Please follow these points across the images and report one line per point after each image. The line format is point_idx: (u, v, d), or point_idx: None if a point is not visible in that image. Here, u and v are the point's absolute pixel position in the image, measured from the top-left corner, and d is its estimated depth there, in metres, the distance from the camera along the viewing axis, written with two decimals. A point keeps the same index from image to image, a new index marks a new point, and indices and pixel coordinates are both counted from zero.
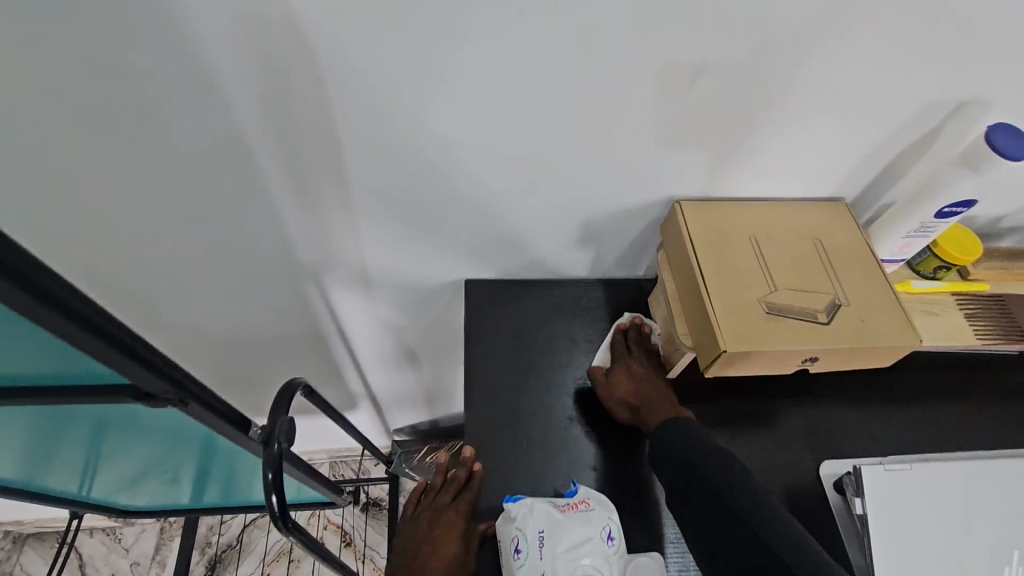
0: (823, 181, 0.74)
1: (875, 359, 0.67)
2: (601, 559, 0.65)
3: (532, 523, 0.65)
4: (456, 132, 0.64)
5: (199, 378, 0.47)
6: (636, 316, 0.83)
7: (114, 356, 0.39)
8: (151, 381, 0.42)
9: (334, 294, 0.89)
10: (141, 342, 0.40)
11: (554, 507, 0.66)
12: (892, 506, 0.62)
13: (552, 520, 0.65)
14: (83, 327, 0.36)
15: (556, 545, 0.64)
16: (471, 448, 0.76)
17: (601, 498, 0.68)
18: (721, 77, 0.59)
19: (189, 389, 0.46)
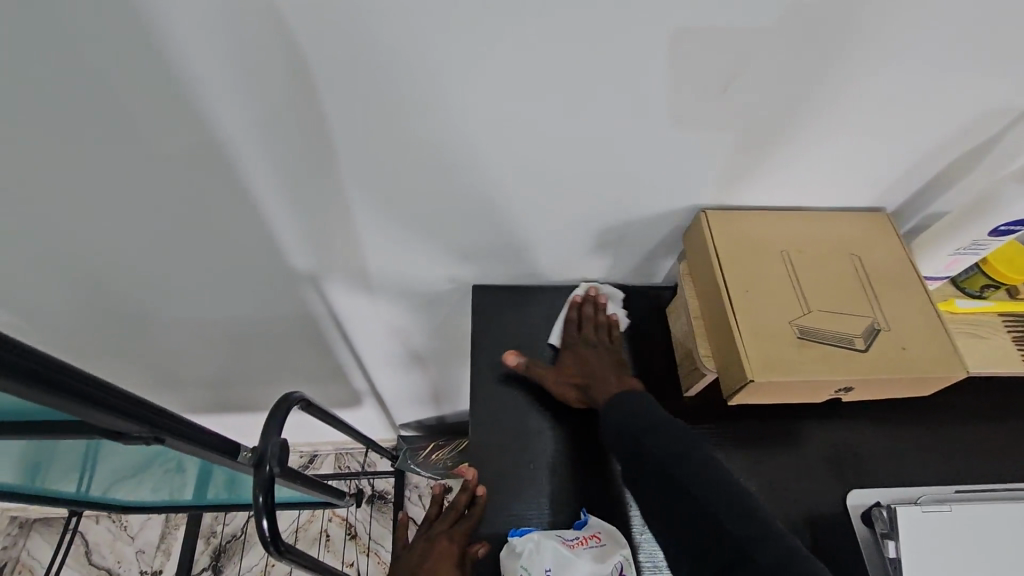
0: (864, 190, 0.68)
1: (916, 388, 0.61)
2: None
3: (539, 561, 0.61)
4: (463, 129, 0.58)
5: (172, 411, 0.43)
6: (591, 289, 0.83)
7: (65, 405, 0.34)
8: (113, 423, 0.38)
9: (335, 296, 0.85)
10: (96, 384, 0.36)
11: (563, 543, 0.62)
12: (929, 552, 0.58)
13: (560, 557, 0.61)
14: (31, 382, 0.32)
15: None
16: (472, 469, 0.72)
17: (611, 531, 0.65)
18: (756, 77, 0.53)
19: (159, 423, 0.42)
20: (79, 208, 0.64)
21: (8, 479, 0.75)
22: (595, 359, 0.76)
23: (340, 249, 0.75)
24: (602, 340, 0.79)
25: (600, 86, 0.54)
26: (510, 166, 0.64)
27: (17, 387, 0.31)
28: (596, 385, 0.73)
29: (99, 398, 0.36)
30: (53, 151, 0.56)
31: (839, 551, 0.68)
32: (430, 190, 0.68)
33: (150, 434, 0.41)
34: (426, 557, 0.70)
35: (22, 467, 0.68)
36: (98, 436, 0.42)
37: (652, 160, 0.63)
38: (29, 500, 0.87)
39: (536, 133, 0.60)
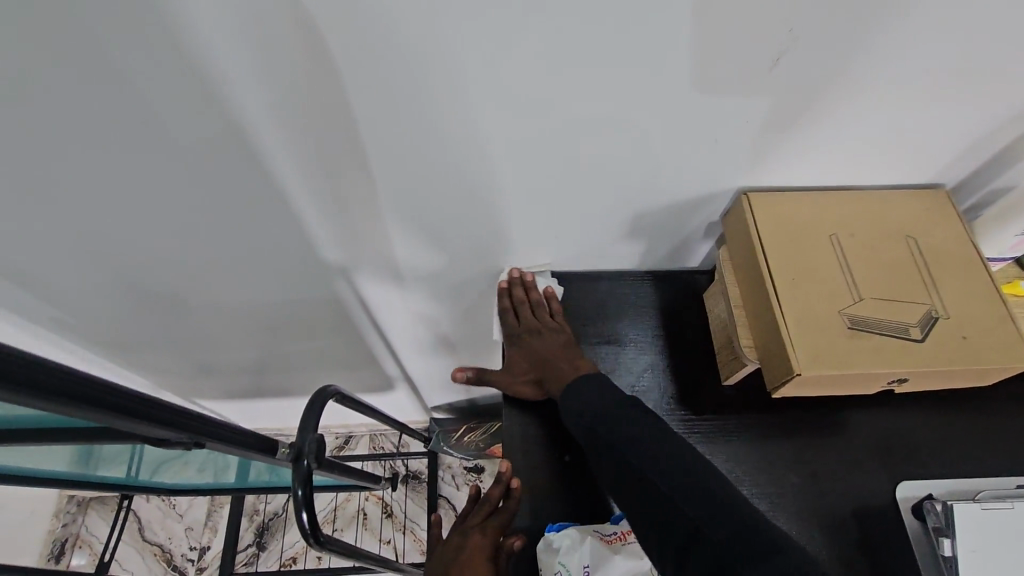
0: (920, 166, 0.64)
1: (975, 379, 0.58)
2: None
3: (577, 557, 0.60)
4: (487, 113, 0.56)
5: (210, 416, 0.43)
6: (516, 271, 0.81)
7: (108, 419, 0.34)
8: (153, 432, 0.38)
9: (365, 285, 0.85)
10: (123, 394, 0.35)
11: (600, 539, 0.62)
12: (988, 551, 0.55)
13: (598, 554, 0.61)
14: (71, 399, 0.31)
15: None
16: (507, 462, 0.71)
17: None
18: (801, 49, 0.49)
19: (192, 426, 0.41)
20: (109, 204, 0.65)
21: (61, 467, 0.79)
22: (538, 346, 0.74)
23: (368, 239, 0.74)
24: (541, 323, 0.76)
25: (635, 62, 0.50)
26: (540, 150, 0.61)
27: (44, 403, 0.31)
28: (546, 374, 0.72)
29: (141, 411, 0.36)
30: (80, 149, 0.56)
31: (886, 542, 0.66)
32: (457, 176, 0.65)
33: (186, 437, 0.41)
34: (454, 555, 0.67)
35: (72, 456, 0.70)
36: (138, 440, 0.42)
37: (690, 139, 0.59)
38: (82, 485, 0.91)
39: (567, 115, 0.57)
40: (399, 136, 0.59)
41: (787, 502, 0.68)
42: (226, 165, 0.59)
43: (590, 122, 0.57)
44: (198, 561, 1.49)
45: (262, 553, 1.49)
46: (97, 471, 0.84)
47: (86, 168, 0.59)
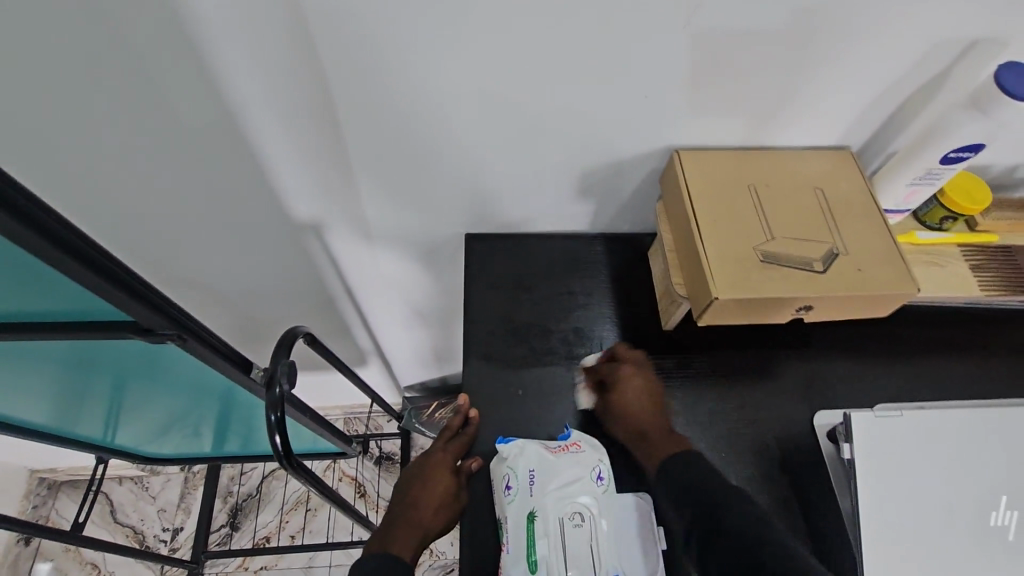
0: (827, 128, 0.72)
1: (870, 309, 0.67)
2: (591, 497, 0.67)
3: (524, 461, 0.69)
4: (449, 73, 0.64)
5: (192, 316, 0.57)
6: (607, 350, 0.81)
7: (116, 292, 0.47)
8: (147, 314, 0.51)
9: (338, 246, 0.91)
10: (91, 246, 0.45)
11: (546, 448, 0.70)
12: (881, 455, 0.64)
13: (542, 458, 0.69)
14: (90, 267, 0.45)
15: (547, 485, 0.67)
16: (467, 395, 0.78)
17: (592, 441, 0.72)
18: (714, 16, 0.58)
19: (154, 302, 0.51)
20: (89, 164, 0.69)
21: (48, 400, 0.88)
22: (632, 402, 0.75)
23: (340, 198, 0.80)
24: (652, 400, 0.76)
25: (574, 26, 0.59)
26: (496, 110, 0.69)
27: (33, 240, 0.40)
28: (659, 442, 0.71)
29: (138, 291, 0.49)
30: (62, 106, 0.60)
31: (807, 465, 0.73)
32: (423, 138, 0.72)
33: (147, 308, 0.51)
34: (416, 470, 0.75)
35: (60, 380, 0.80)
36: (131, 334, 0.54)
37: (626, 100, 0.67)
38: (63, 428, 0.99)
39: (519, 76, 0.64)
40: (367, 95, 0.66)
41: (718, 429, 0.75)
42: (209, 121, 0.65)
43: (538, 83, 0.65)
44: (170, 542, 1.50)
45: (236, 533, 1.51)
46: (80, 409, 0.93)
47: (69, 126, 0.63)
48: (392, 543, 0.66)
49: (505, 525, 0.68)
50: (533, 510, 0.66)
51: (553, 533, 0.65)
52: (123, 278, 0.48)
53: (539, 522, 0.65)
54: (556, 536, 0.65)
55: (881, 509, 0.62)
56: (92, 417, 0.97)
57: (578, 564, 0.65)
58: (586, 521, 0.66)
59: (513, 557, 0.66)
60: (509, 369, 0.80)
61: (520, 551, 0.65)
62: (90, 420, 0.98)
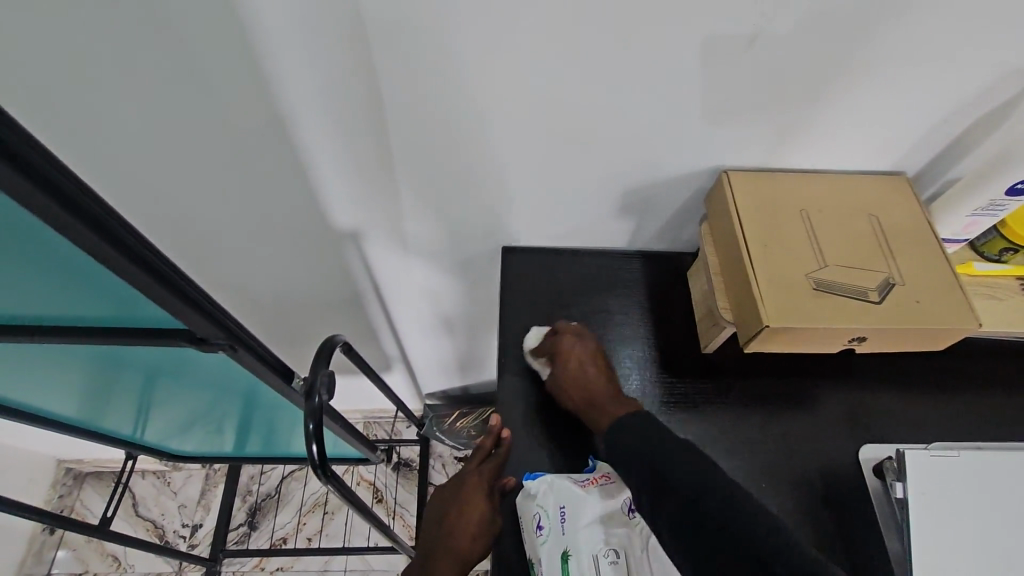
0: (882, 154, 0.70)
1: (927, 342, 0.64)
2: (624, 532, 0.65)
3: (553, 499, 0.66)
4: (497, 88, 0.63)
5: (240, 324, 0.56)
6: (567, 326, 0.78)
7: (167, 296, 0.47)
8: (198, 319, 0.51)
9: (373, 254, 0.90)
10: (139, 242, 0.43)
11: (575, 483, 0.67)
12: (935, 496, 0.61)
13: (574, 495, 0.66)
14: (145, 270, 0.44)
15: (579, 520, 0.65)
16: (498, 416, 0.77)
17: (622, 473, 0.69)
18: (770, 40, 0.57)
19: (206, 308, 0.51)
20: (139, 165, 0.70)
21: (80, 393, 0.89)
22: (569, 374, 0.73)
23: (379, 207, 0.80)
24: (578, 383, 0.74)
25: (628, 46, 0.58)
26: (543, 127, 0.68)
27: (81, 231, 0.39)
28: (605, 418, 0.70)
29: (189, 295, 0.48)
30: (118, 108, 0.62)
31: (849, 500, 0.71)
32: (467, 150, 0.72)
33: (190, 309, 0.49)
34: (452, 494, 0.73)
35: (94, 375, 0.81)
36: (180, 341, 0.54)
37: (675, 120, 0.66)
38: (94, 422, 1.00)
39: (568, 92, 0.63)
40: (415, 105, 0.65)
41: (757, 459, 0.73)
42: (256, 126, 0.65)
43: (588, 100, 0.64)
44: (189, 538, 1.51)
45: (254, 533, 1.51)
46: (110, 404, 0.94)
47: (124, 128, 0.65)
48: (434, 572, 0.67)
49: (535, 567, 0.64)
50: (567, 549, 0.64)
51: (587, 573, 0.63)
52: (174, 279, 0.47)
53: (573, 562, 0.63)
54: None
55: (935, 554, 0.59)
56: (121, 412, 0.98)
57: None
58: (621, 559, 0.64)
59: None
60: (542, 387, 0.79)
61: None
62: (120, 415, 0.99)
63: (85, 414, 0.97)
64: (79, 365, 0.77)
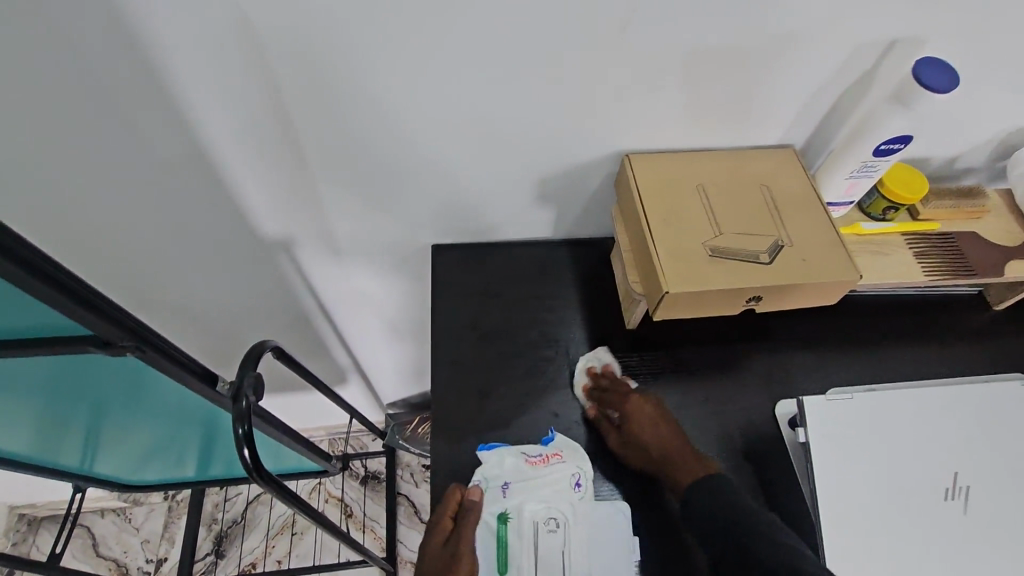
0: (768, 128, 0.76)
1: (818, 296, 0.69)
2: (566, 503, 0.73)
3: (500, 472, 0.74)
4: (399, 94, 0.67)
5: (149, 325, 0.58)
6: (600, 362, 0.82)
7: (71, 305, 0.49)
8: (103, 325, 0.53)
9: (307, 262, 0.92)
10: (19, 243, 0.44)
11: (525, 460, 0.75)
12: (833, 436, 0.66)
13: (517, 471, 0.75)
14: (46, 281, 0.46)
15: (522, 491, 0.74)
16: (479, 490, 0.73)
17: (572, 448, 0.76)
18: (642, 29, 0.61)
19: (112, 314, 0.53)
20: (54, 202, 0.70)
21: (22, 434, 0.88)
22: (643, 418, 0.74)
23: (306, 214, 0.82)
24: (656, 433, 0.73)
25: (515, 44, 0.62)
26: (450, 127, 0.72)
27: None
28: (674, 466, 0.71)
29: (94, 302, 0.51)
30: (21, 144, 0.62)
31: (768, 454, 0.75)
32: (381, 154, 0.75)
33: (89, 312, 0.50)
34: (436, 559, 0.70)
35: (32, 411, 0.80)
36: (87, 348, 0.55)
37: (573, 110, 0.70)
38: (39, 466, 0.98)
39: (467, 92, 0.67)
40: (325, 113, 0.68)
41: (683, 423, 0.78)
42: (168, 149, 0.67)
43: (488, 98, 0.68)
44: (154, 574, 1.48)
45: (222, 561, 1.49)
46: (55, 442, 0.93)
47: (35, 168, 0.65)
48: None
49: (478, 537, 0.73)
50: (506, 513, 0.73)
51: (525, 537, 0.73)
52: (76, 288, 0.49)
53: (512, 522, 0.73)
54: (527, 538, 0.73)
55: (835, 490, 0.65)
56: (67, 449, 0.97)
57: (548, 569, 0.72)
58: (559, 526, 0.73)
59: (486, 558, 0.72)
60: (478, 375, 0.82)
61: (489, 551, 0.73)
62: (66, 452, 0.98)
63: (29, 456, 0.95)
64: (17, 403, 0.77)
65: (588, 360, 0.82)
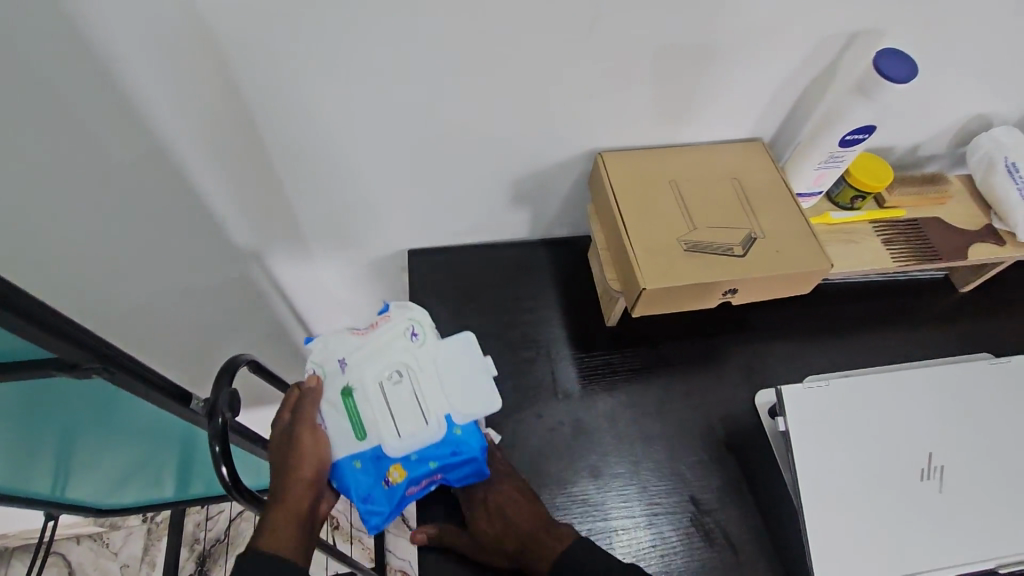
0: (736, 122, 0.77)
1: (792, 286, 0.71)
2: (404, 347, 0.72)
3: (331, 354, 0.71)
4: (366, 99, 0.66)
5: (114, 345, 0.56)
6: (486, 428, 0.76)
7: (28, 328, 0.47)
8: (64, 347, 0.50)
9: (280, 273, 0.90)
10: None
11: (350, 334, 0.72)
12: (812, 424, 0.67)
13: (347, 344, 0.71)
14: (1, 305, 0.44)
15: (359, 360, 0.70)
16: (316, 377, 0.69)
17: (401, 306, 0.74)
18: (608, 28, 0.61)
19: (73, 335, 0.51)
20: None
21: None
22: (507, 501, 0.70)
23: (276, 224, 0.80)
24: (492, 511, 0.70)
25: (482, 46, 0.62)
26: (419, 131, 0.71)
27: None
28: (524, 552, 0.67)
29: (53, 323, 0.48)
30: None
31: (749, 445, 0.76)
32: (350, 160, 0.74)
33: (47, 335, 0.48)
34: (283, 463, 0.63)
35: None
36: (50, 373, 0.53)
37: (543, 110, 0.70)
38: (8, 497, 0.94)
39: (435, 95, 0.66)
40: (291, 122, 0.67)
41: (666, 419, 0.78)
42: None
43: (456, 101, 0.67)
44: None
45: None
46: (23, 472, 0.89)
47: None
48: (269, 537, 0.58)
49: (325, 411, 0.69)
50: (349, 385, 0.69)
51: (374, 399, 0.69)
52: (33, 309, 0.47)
53: (356, 392, 0.69)
54: (376, 399, 0.69)
55: (816, 477, 0.66)
56: (38, 477, 0.93)
57: (401, 414, 0.69)
58: (404, 377, 0.71)
59: (339, 430, 0.68)
60: None
61: (342, 425, 0.68)
62: (37, 480, 0.94)
63: None
64: None
65: (487, 429, 0.77)
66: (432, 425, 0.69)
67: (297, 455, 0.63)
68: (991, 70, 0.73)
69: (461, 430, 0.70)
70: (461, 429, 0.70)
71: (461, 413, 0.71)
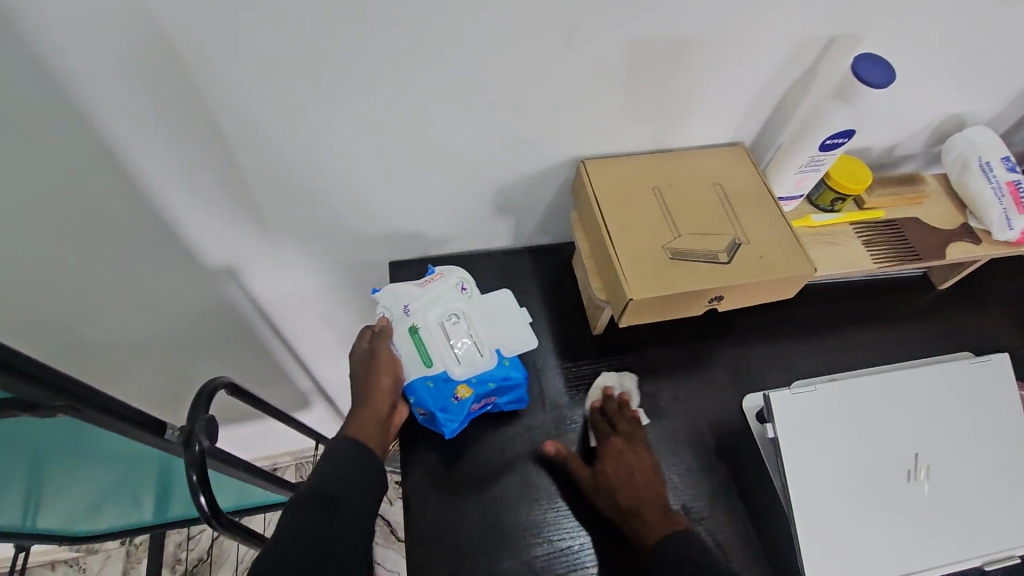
0: (717, 127, 0.77)
1: (777, 291, 0.70)
2: (457, 296, 0.77)
3: (397, 302, 0.76)
4: (341, 114, 0.64)
5: (78, 379, 0.53)
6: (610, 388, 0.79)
7: None
8: (22, 385, 0.48)
9: (257, 289, 0.87)
10: None
11: (412, 285, 0.77)
12: (800, 429, 0.67)
13: (409, 293, 0.76)
14: None
15: (420, 305, 0.75)
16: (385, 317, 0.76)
17: (450, 267, 0.80)
18: (588, 37, 0.61)
19: (32, 372, 0.48)
20: None
21: None
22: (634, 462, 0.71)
23: (250, 240, 0.78)
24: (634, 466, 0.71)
25: (460, 59, 0.60)
26: (397, 144, 0.69)
27: None
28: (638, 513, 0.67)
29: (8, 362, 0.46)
30: None
31: (737, 451, 0.76)
32: (327, 175, 0.72)
33: (5, 373, 0.46)
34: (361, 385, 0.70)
35: None
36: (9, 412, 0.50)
37: (524, 120, 0.69)
38: None
39: (413, 108, 0.65)
40: (264, 138, 0.65)
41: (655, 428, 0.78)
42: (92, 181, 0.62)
43: (434, 114, 0.66)
44: None
45: None
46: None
47: None
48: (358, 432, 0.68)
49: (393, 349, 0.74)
50: (415, 325, 0.74)
51: (436, 337, 0.74)
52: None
53: (421, 331, 0.73)
54: (439, 336, 0.74)
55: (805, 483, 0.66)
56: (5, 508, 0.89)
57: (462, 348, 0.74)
58: (462, 319, 0.75)
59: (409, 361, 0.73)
60: None
61: (411, 358, 0.73)
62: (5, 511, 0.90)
63: None
64: None
65: (533, 406, 0.79)
66: (488, 356, 0.74)
67: (379, 371, 0.70)
68: (963, 72, 0.74)
69: (509, 360, 0.75)
70: (509, 360, 0.75)
71: (508, 348, 0.78)
